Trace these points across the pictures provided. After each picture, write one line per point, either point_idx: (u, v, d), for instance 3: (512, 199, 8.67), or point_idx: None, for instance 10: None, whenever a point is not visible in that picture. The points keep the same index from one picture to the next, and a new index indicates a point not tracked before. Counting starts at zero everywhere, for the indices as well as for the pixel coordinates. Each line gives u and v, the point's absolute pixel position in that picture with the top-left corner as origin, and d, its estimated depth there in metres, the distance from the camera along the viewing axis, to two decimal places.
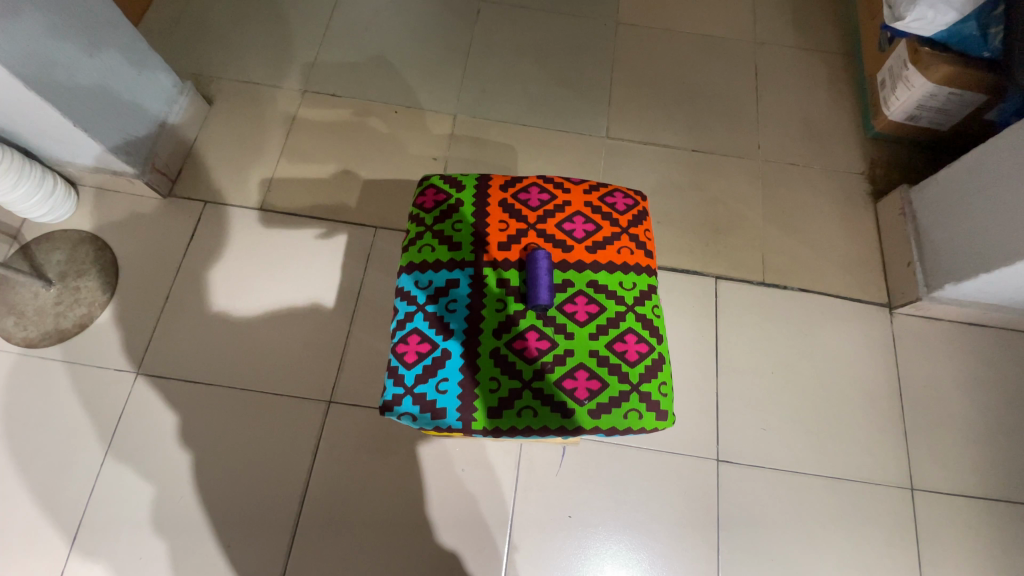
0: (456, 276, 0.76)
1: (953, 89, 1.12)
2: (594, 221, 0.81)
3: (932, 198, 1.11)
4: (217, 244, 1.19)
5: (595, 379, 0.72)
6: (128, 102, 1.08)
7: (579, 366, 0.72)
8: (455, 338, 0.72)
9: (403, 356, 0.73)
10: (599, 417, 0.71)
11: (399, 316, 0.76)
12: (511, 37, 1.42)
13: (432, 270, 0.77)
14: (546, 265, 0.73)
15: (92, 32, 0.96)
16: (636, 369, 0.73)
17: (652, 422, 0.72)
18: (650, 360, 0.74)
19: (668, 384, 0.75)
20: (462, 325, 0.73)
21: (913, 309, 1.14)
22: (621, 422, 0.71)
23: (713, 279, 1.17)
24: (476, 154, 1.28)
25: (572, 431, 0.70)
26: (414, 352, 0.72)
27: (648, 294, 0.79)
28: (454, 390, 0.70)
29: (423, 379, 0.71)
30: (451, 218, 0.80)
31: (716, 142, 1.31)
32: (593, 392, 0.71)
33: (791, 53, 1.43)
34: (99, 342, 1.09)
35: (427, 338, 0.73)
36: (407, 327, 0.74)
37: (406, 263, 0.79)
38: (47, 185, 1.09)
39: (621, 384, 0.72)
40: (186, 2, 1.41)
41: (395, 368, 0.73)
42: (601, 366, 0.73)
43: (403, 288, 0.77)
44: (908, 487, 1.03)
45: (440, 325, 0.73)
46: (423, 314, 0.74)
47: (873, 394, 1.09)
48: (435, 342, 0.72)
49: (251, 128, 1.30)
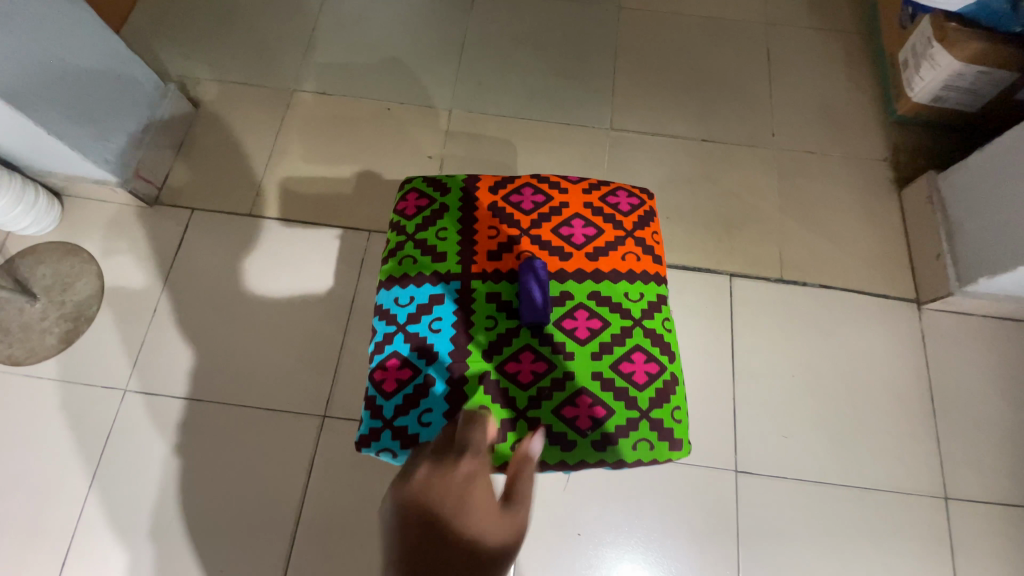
0: (439, 292, 0.70)
1: (981, 68, 1.04)
2: (595, 224, 0.75)
3: (961, 185, 1.04)
4: (206, 252, 1.14)
5: (599, 406, 0.66)
6: (102, 103, 1.02)
7: (580, 391, 0.66)
8: (439, 363, 0.67)
9: (380, 384, 0.67)
10: (604, 450, 0.65)
11: (377, 338, 0.70)
12: (508, 26, 1.35)
13: (413, 286, 0.71)
14: (541, 281, 0.69)
15: (49, 19, 0.88)
16: (645, 393, 0.67)
17: (664, 453, 0.66)
18: (661, 382, 0.68)
19: (681, 409, 0.69)
20: (448, 347, 0.68)
21: (944, 305, 1.06)
22: (629, 454, 0.65)
23: (728, 277, 1.10)
24: (475, 151, 1.22)
25: (574, 466, 0.65)
26: (393, 380, 0.67)
27: (657, 305, 0.73)
28: (438, 423, 0.65)
29: (404, 411, 0.66)
30: (434, 225, 0.75)
31: (726, 131, 1.24)
32: (596, 421, 0.65)
33: (804, 35, 1.35)
34: (86, 358, 1.05)
35: (408, 364, 0.67)
36: (385, 350, 0.69)
37: (385, 278, 0.73)
38: (29, 196, 1.05)
39: (628, 411, 0.66)
40: (170, 3, 1.37)
41: (373, 399, 0.67)
42: (605, 391, 0.67)
43: (382, 306, 0.72)
44: (941, 496, 0.96)
45: (422, 348, 0.68)
46: (404, 335, 0.69)
47: (902, 397, 1.02)
48: (418, 368, 0.67)
49: (239, 130, 1.25)
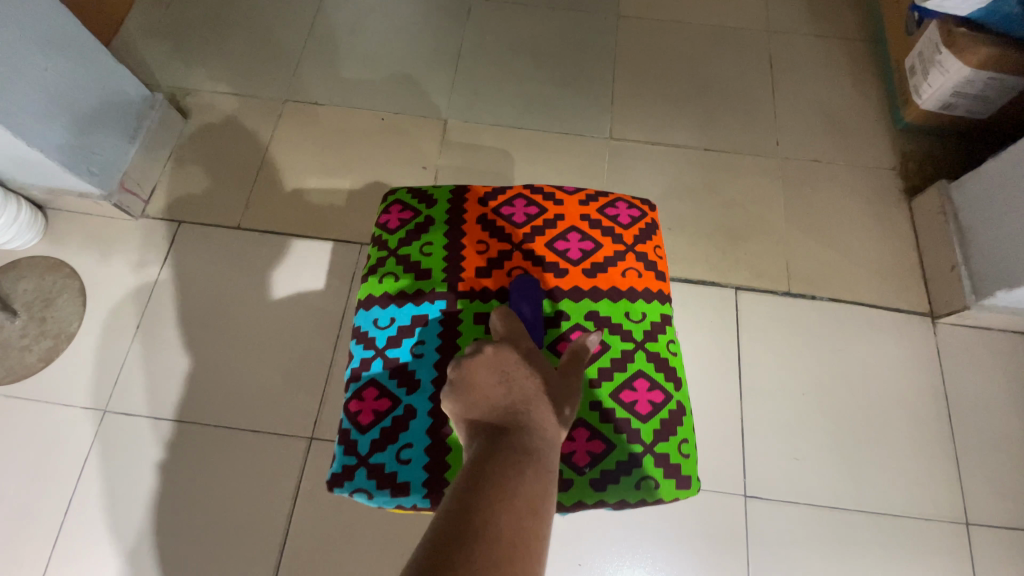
0: (422, 313, 0.67)
1: (992, 74, 1.01)
2: (592, 238, 0.71)
3: (975, 194, 1.00)
4: (193, 266, 1.10)
5: (597, 440, 0.62)
6: (86, 114, 0.99)
7: (578, 424, 0.62)
8: (420, 392, 0.63)
9: (357, 417, 0.63)
10: (604, 488, 0.61)
11: (354, 364, 0.67)
12: (505, 35, 1.33)
13: (394, 306, 0.68)
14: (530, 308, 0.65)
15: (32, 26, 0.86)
16: (649, 425, 0.63)
17: (670, 492, 0.62)
18: (666, 413, 0.64)
19: (688, 442, 0.64)
20: (431, 373, 0.64)
21: (959, 318, 1.02)
22: (632, 493, 0.61)
23: (733, 291, 1.06)
24: (471, 161, 1.19)
25: (571, 507, 0.61)
26: (370, 411, 0.63)
27: (661, 326, 0.69)
28: (419, 460, 0.61)
29: (381, 446, 0.62)
30: (419, 240, 0.71)
31: (729, 140, 1.21)
32: (595, 457, 0.61)
33: (807, 42, 1.32)
34: (65, 378, 1.01)
35: (387, 393, 0.64)
36: (362, 378, 0.65)
37: (365, 297, 0.70)
38: (11, 209, 1.02)
39: (631, 445, 0.62)
40: (163, 14, 1.35)
41: (348, 433, 0.63)
42: (605, 424, 0.63)
43: (360, 328, 0.68)
44: (962, 521, 0.91)
45: (403, 377, 0.64)
46: (383, 361, 0.65)
47: (918, 415, 0.97)
48: (398, 398, 0.63)
49: (230, 141, 1.22)
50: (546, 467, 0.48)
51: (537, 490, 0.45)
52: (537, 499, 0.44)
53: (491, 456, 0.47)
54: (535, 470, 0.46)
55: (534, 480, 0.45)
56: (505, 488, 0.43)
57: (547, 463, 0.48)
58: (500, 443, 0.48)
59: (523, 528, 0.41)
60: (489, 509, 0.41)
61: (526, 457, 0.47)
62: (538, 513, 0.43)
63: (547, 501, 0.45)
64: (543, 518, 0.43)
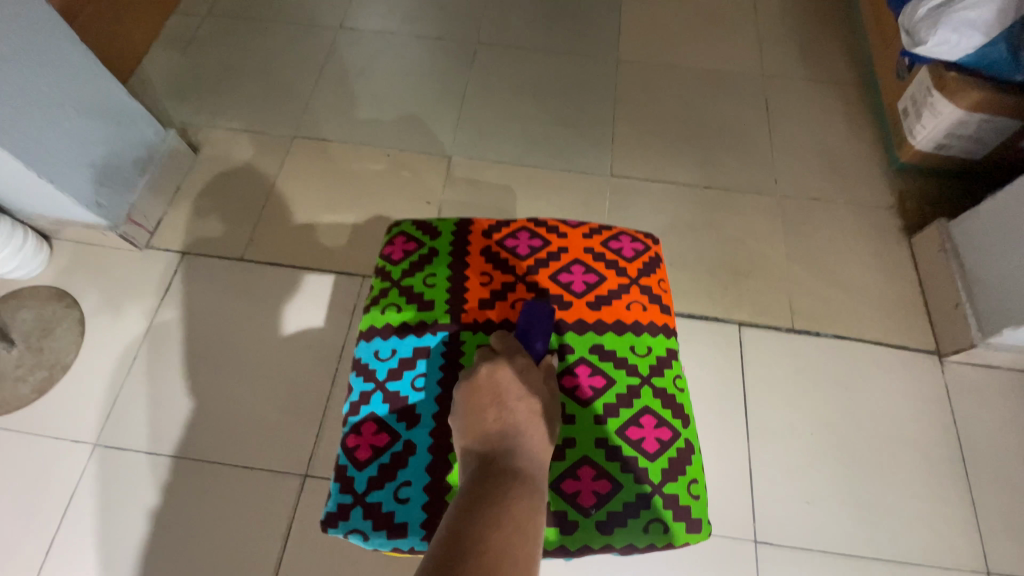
0: (425, 345, 0.66)
1: (985, 116, 1.04)
2: (596, 271, 0.71)
3: (975, 233, 1.00)
4: (194, 297, 1.10)
5: (603, 480, 0.60)
6: (101, 149, 1.01)
7: (583, 462, 0.61)
8: (420, 427, 0.62)
9: (354, 453, 0.61)
10: (610, 531, 0.58)
11: (353, 397, 0.65)
12: (509, 77, 1.37)
13: (396, 338, 0.67)
14: (542, 345, 0.64)
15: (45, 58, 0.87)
16: (656, 464, 0.61)
17: (680, 535, 0.60)
18: (674, 451, 0.63)
19: (698, 482, 0.62)
20: (432, 409, 0.63)
21: (966, 357, 1.01)
22: (641, 536, 0.59)
23: (736, 326, 1.05)
24: (475, 196, 1.21)
25: (577, 551, 0.58)
26: (368, 447, 0.61)
27: (667, 360, 0.68)
28: (417, 499, 0.59)
29: (378, 484, 0.60)
30: (423, 271, 0.71)
31: (728, 178, 1.23)
32: (600, 497, 0.60)
33: (801, 86, 1.36)
34: (58, 410, 0.99)
35: (385, 428, 0.62)
36: (361, 412, 0.64)
37: (367, 328, 0.69)
38: (18, 239, 1.03)
39: (638, 485, 0.60)
40: (180, 56, 1.41)
41: (343, 470, 0.61)
42: (611, 461, 0.61)
43: (360, 360, 0.67)
44: (982, 571, 0.87)
45: (403, 411, 0.63)
46: (382, 394, 0.64)
47: (930, 457, 0.95)
48: (397, 434, 0.62)
49: (238, 175, 1.24)
50: (535, 490, 0.50)
51: (525, 512, 0.47)
52: (525, 521, 0.46)
53: (481, 481, 0.49)
54: (524, 493, 0.48)
55: (522, 501, 0.47)
56: (493, 512, 0.45)
57: (535, 488, 0.50)
58: (490, 468, 0.50)
59: (513, 547, 0.43)
60: (478, 530, 0.44)
61: (515, 481, 0.49)
62: (529, 535, 0.45)
63: (535, 522, 0.47)
64: (533, 535, 0.45)
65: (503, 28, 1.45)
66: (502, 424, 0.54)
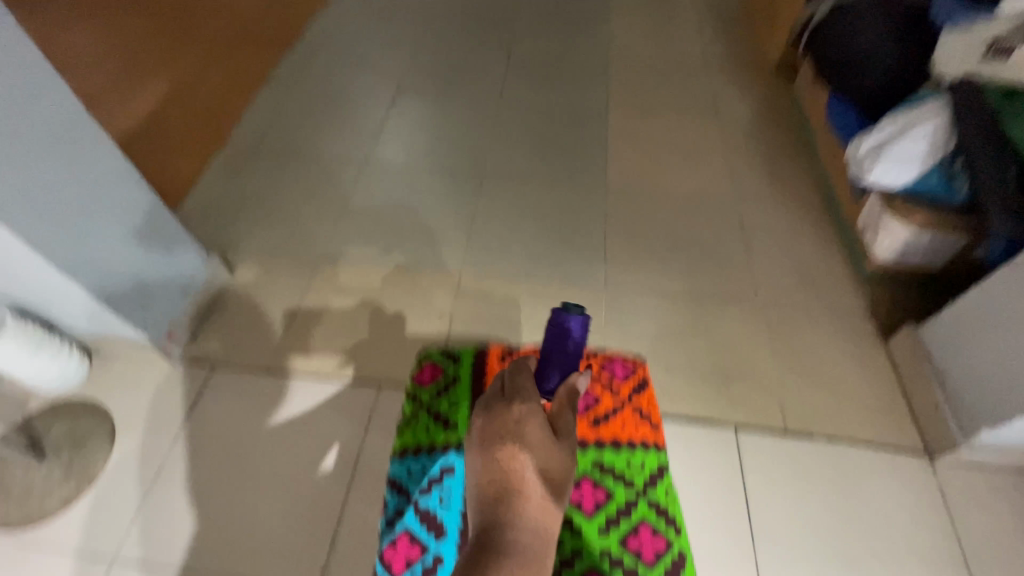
0: (447, 465, 1.04)
1: (935, 233, 1.19)
2: (595, 396, 1.07)
3: (945, 340, 1.09)
4: (219, 409, 1.17)
5: None
6: (150, 274, 1.15)
7: (595, 566, 0.89)
8: (446, 539, 0.96)
9: (392, 562, 0.94)
10: None
11: (390, 515, 0.99)
12: (512, 202, 1.56)
13: (426, 459, 1.05)
14: (554, 382, 0.82)
15: (114, 200, 1.02)
16: (654, 568, 0.89)
17: None
18: (666, 556, 0.90)
19: None
20: (454, 519, 0.98)
21: (955, 457, 1.06)
22: None
23: (733, 430, 1.11)
24: (483, 308, 1.32)
25: None
26: (405, 556, 0.94)
27: (656, 475, 0.98)
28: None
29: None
30: (441, 406, 1.12)
31: (713, 289, 1.35)
32: None
33: (770, 206, 1.54)
34: (80, 525, 1.03)
35: (416, 539, 0.96)
36: (397, 526, 0.97)
37: (401, 450, 1.06)
38: (64, 355, 1.13)
39: None
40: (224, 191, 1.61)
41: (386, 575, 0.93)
42: (616, 567, 0.89)
43: (396, 482, 1.02)
44: None
45: (429, 522, 0.98)
46: (415, 511, 0.99)
47: (932, 563, 0.97)
48: (427, 544, 0.96)
49: (267, 291, 1.36)
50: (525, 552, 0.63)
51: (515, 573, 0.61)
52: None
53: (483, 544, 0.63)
54: (516, 557, 0.62)
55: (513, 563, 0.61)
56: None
57: (525, 551, 0.63)
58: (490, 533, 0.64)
59: None
60: None
61: (508, 546, 0.63)
62: None
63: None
64: None
65: (506, 161, 1.67)
66: (505, 469, 0.69)
